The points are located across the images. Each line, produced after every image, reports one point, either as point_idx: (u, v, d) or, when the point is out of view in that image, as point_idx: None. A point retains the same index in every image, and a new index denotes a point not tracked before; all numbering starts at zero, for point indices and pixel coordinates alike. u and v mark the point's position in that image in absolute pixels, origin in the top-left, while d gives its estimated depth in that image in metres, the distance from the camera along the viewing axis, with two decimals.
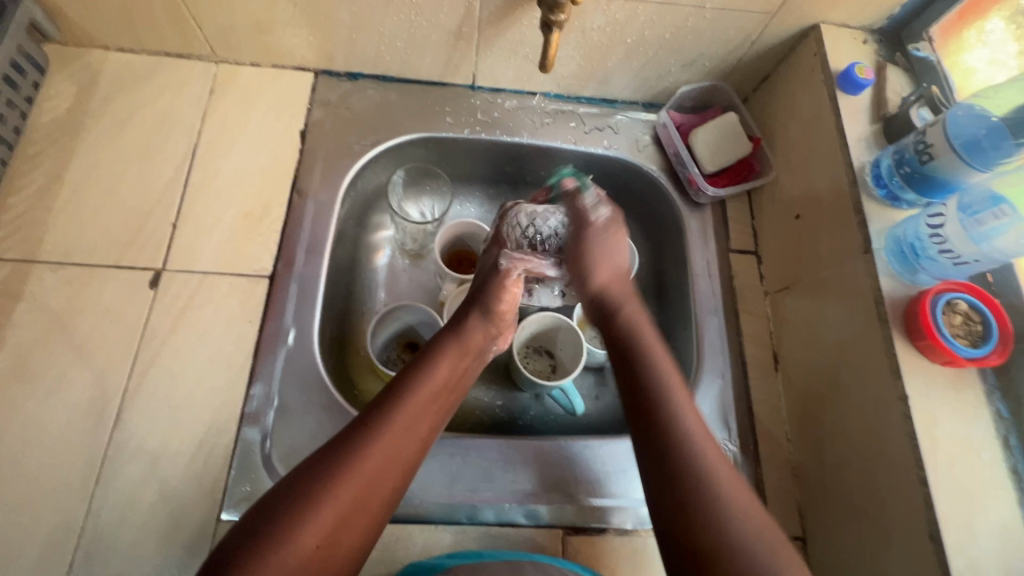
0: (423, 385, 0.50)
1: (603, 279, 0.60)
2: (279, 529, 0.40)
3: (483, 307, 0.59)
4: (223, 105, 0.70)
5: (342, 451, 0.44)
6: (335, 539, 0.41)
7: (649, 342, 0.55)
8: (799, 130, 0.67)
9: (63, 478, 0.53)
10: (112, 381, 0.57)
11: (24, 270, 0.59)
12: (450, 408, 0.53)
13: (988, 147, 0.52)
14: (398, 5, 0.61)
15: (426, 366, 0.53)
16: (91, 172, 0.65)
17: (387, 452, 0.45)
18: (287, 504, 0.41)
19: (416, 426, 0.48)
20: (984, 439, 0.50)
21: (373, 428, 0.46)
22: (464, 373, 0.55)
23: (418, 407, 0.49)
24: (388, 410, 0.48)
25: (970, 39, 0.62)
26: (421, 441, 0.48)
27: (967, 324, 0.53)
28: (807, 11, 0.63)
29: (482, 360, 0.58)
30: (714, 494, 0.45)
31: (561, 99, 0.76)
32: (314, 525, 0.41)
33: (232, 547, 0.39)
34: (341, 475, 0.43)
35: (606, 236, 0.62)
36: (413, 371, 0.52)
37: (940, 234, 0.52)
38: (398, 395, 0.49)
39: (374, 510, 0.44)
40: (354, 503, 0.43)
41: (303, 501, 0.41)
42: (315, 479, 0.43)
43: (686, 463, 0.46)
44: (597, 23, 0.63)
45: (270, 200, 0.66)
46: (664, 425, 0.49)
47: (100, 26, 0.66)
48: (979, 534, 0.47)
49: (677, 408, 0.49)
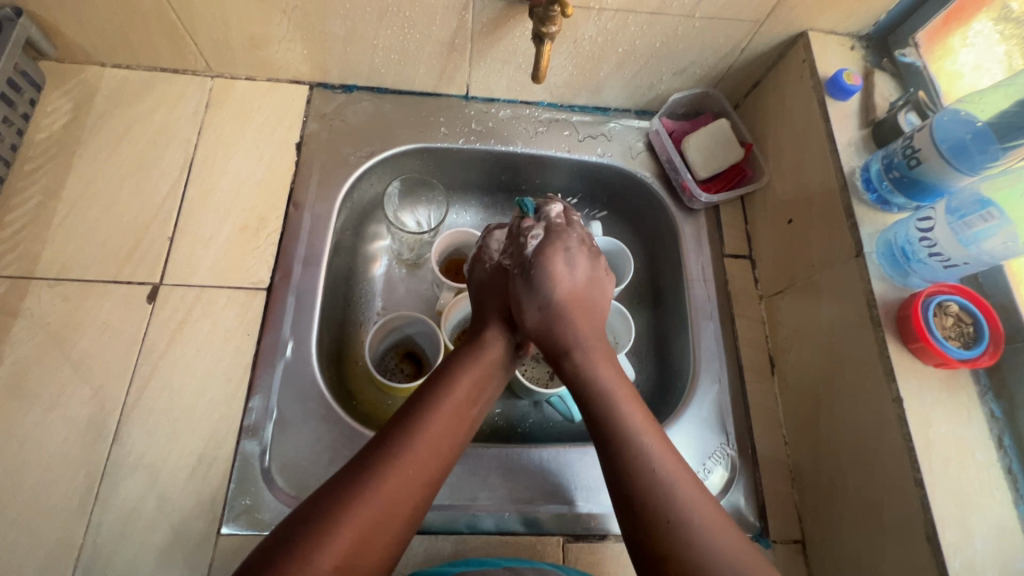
0: (449, 405, 0.51)
1: (534, 318, 0.57)
2: (306, 549, 0.39)
3: (505, 317, 0.60)
4: (218, 119, 0.70)
5: (370, 470, 0.45)
6: (360, 561, 0.41)
7: (600, 362, 0.55)
8: (790, 135, 0.68)
9: (63, 494, 0.53)
10: (111, 396, 0.57)
11: (21, 286, 0.60)
12: (474, 427, 0.53)
13: (975, 151, 0.53)
14: (391, 19, 0.62)
15: (447, 381, 0.53)
16: (88, 188, 0.65)
17: (412, 470, 0.46)
18: (314, 522, 0.41)
19: (443, 448, 0.49)
20: (977, 439, 0.51)
21: (402, 447, 0.46)
22: (489, 387, 0.55)
23: (443, 424, 0.50)
24: (410, 428, 0.48)
25: (955, 44, 0.63)
26: (446, 463, 0.49)
27: (959, 325, 0.53)
28: (795, 19, 0.64)
29: (507, 369, 0.58)
30: (689, 538, 0.42)
31: (554, 108, 0.77)
32: (341, 545, 0.40)
33: (253, 565, 0.39)
34: (369, 496, 0.43)
35: (532, 275, 0.58)
36: (434, 387, 0.52)
37: (930, 238, 0.52)
38: (425, 415, 0.49)
39: (398, 533, 0.44)
40: (380, 526, 0.43)
41: (330, 520, 0.41)
42: (342, 498, 0.43)
43: (660, 513, 0.43)
44: (588, 34, 0.64)
45: (267, 212, 0.67)
46: (631, 472, 0.46)
47: (96, 43, 0.66)
48: (974, 535, 0.47)
49: (642, 441, 0.48)
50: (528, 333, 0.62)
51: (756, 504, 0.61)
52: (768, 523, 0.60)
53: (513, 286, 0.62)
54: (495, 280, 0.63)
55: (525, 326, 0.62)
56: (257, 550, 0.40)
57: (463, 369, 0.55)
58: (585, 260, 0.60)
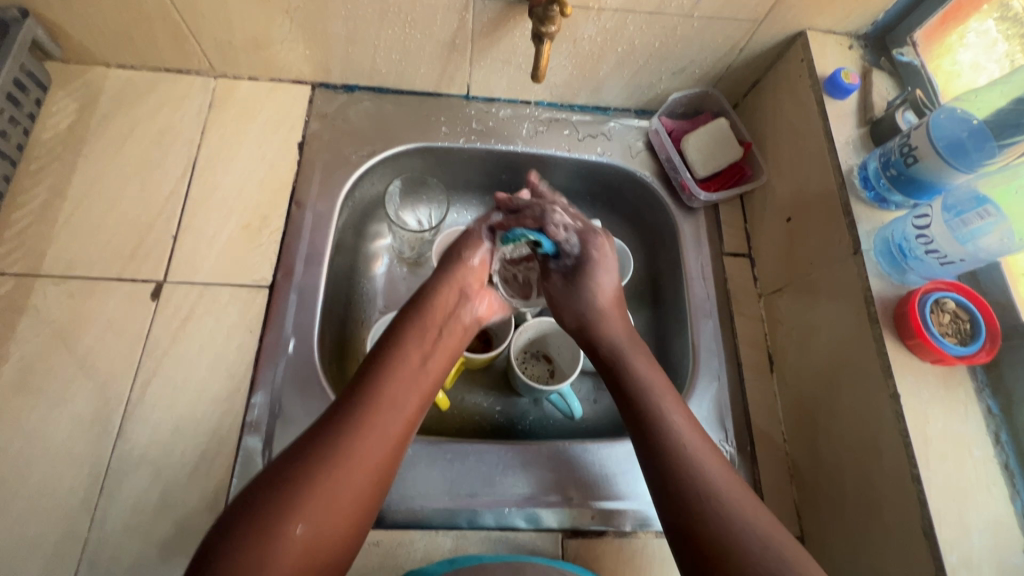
0: (403, 364, 0.52)
1: (573, 313, 0.63)
2: (272, 517, 0.40)
3: (450, 274, 0.62)
4: (222, 119, 0.71)
5: (327, 434, 0.45)
6: (327, 521, 0.42)
7: (630, 351, 0.58)
8: (788, 134, 0.69)
9: (68, 489, 0.53)
10: (115, 393, 0.57)
11: (27, 284, 0.60)
12: (436, 381, 0.55)
13: (972, 149, 0.53)
14: (392, 19, 0.63)
15: (397, 343, 0.54)
16: (93, 187, 0.66)
17: (370, 431, 0.47)
18: (276, 492, 0.41)
19: (401, 403, 0.50)
20: (975, 435, 0.51)
21: (358, 408, 0.47)
22: (440, 342, 0.57)
23: (397, 383, 0.50)
24: (366, 393, 0.49)
25: (954, 43, 0.64)
26: (406, 418, 0.49)
27: (955, 322, 0.53)
28: (793, 18, 0.65)
29: (457, 320, 0.60)
30: (700, 479, 0.46)
31: (554, 107, 0.77)
32: (305, 510, 0.41)
33: (223, 537, 0.39)
34: (328, 458, 0.44)
35: (573, 287, 0.64)
36: (385, 350, 0.53)
37: (927, 235, 0.53)
38: (379, 375, 0.51)
39: (365, 491, 0.45)
40: (342, 488, 0.43)
41: (292, 485, 0.42)
42: (303, 463, 0.43)
43: (674, 453, 0.48)
44: (588, 34, 0.65)
45: (270, 210, 0.68)
46: (656, 427, 0.50)
47: (101, 44, 0.67)
48: (971, 530, 0.47)
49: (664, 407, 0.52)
50: (479, 287, 0.65)
51: None
52: None
53: (470, 240, 0.65)
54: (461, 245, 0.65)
55: (477, 280, 0.64)
56: (223, 521, 0.41)
57: (415, 330, 0.56)
58: (610, 282, 0.63)
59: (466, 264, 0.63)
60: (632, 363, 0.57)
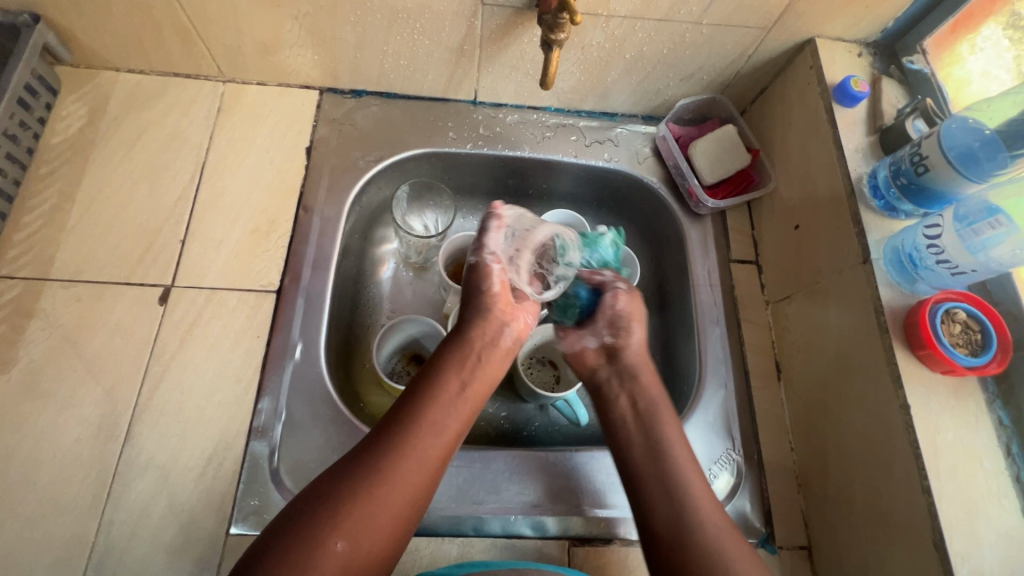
0: (442, 388, 0.52)
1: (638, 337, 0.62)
2: (310, 532, 0.41)
3: (483, 302, 0.59)
4: (230, 124, 0.71)
5: (368, 455, 0.46)
6: (364, 539, 0.42)
7: (647, 381, 0.60)
8: (797, 141, 0.68)
9: (76, 493, 0.53)
10: (123, 397, 0.58)
11: (36, 287, 0.61)
12: (476, 408, 0.54)
13: (983, 159, 0.52)
14: (401, 25, 0.63)
15: (438, 365, 0.54)
16: (102, 191, 0.66)
17: (414, 453, 0.47)
18: (313, 508, 0.43)
19: (443, 427, 0.50)
20: (985, 447, 0.51)
21: (399, 432, 0.48)
22: (480, 364, 0.56)
23: (438, 405, 0.51)
24: (408, 415, 0.49)
25: (963, 51, 0.64)
26: (447, 443, 0.50)
27: (966, 333, 0.53)
28: (802, 26, 0.65)
29: (497, 347, 0.58)
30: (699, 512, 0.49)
31: (561, 113, 0.77)
32: (342, 527, 0.42)
33: (259, 547, 0.41)
34: (368, 479, 0.44)
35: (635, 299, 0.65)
36: (426, 372, 0.54)
37: (938, 245, 0.52)
38: (421, 400, 0.51)
39: (404, 512, 0.45)
40: (382, 507, 0.44)
41: (333, 503, 0.43)
42: (344, 483, 0.44)
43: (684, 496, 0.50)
44: (596, 40, 0.65)
45: (277, 215, 0.68)
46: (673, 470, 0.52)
47: (111, 48, 0.67)
48: (982, 543, 0.47)
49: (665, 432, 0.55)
50: (515, 308, 0.61)
51: (762, 509, 0.61)
52: (774, 529, 0.60)
53: (481, 274, 0.60)
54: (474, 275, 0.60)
55: (507, 303, 0.60)
56: (259, 539, 0.42)
57: (453, 354, 0.56)
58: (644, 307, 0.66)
59: (491, 295, 0.59)
60: (647, 392, 0.59)
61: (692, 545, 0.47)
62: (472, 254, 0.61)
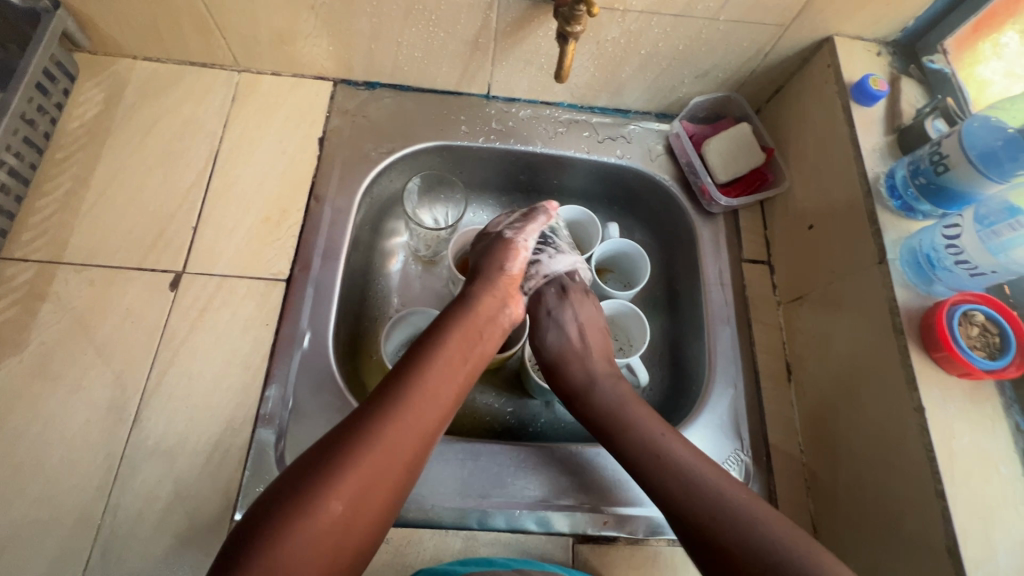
0: (443, 357, 0.52)
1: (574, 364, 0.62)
2: (312, 494, 0.41)
3: (490, 276, 0.60)
4: (245, 113, 0.72)
5: (368, 419, 0.46)
6: (363, 503, 0.43)
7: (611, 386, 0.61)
8: (812, 140, 0.68)
9: (83, 475, 0.54)
10: (131, 380, 0.58)
11: (49, 271, 0.61)
12: (469, 382, 0.54)
13: (1005, 159, 0.51)
14: (416, 17, 0.63)
15: (437, 334, 0.54)
16: (117, 176, 0.67)
17: (415, 421, 0.47)
18: (316, 473, 0.42)
19: (440, 397, 0.50)
20: (1001, 452, 0.50)
21: (398, 396, 0.48)
22: (480, 337, 0.56)
23: (437, 375, 0.50)
24: (408, 383, 0.49)
25: (985, 52, 0.62)
26: (443, 413, 0.50)
27: (984, 336, 0.52)
28: (820, 23, 0.64)
29: (496, 323, 0.58)
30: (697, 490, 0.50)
31: (574, 109, 0.77)
32: (343, 490, 0.42)
33: (261, 509, 0.41)
34: (370, 443, 0.44)
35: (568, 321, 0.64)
36: (425, 341, 0.54)
37: (957, 245, 0.52)
38: (421, 366, 0.51)
39: (399, 479, 0.45)
40: (381, 472, 0.44)
41: (332, 466, 0.43)
42: (342, 447, 0.44)
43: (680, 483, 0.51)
44: (612, 35, 0.64)
45: (289, 205, 0.68)
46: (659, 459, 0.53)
47: (129, 36, 0.68)
48: (998, 550, 0.46)
49: (654, 434, 0.55)
50: (516, 292, 0.62)
51: None
52: None
53: (506, 249, 0.62)
54: (497, 246, 0.63)
55: (511, 283, 0.62)
56: (259, 502, 0.42)
57: (452, 325, 0.55)
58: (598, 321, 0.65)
59: (505, 270, 0.61)
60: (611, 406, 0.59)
61: (722, 517, 0.48)
62: (508, 230, 0.64)
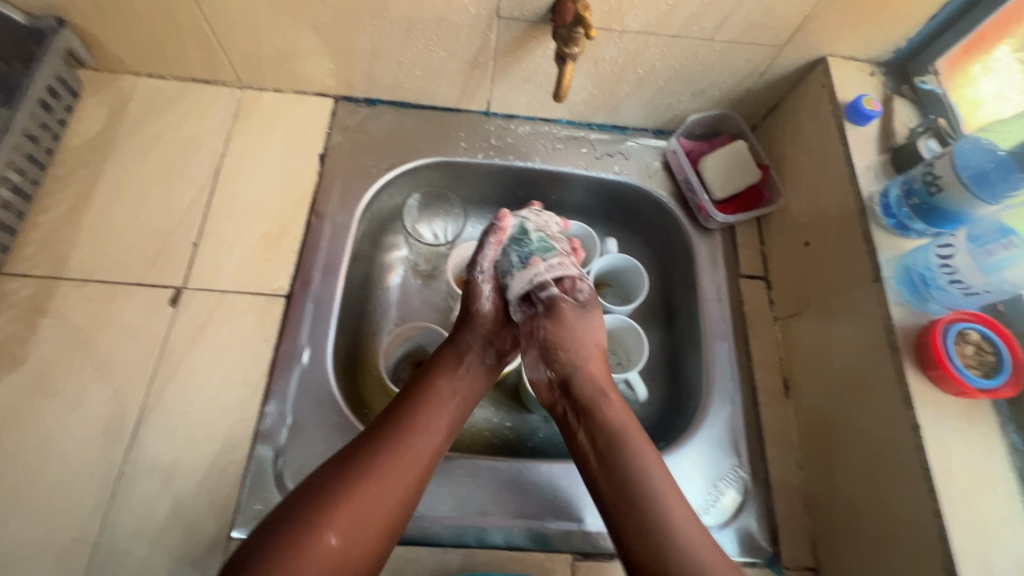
0: (435, 392, 0.53)
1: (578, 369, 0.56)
2: (307, 524, 0.42)
3: (470, 316, 0.61)
4: (246, 129, 0.72)
5: (362, 452, 0.47)
6: (359, 534, 0.43)
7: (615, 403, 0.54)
8: (808, 158, 0.69)
9: (80, 492, 0.53)
10: (130, 396, 0.58)
11: (50, 286, 0.61)
12: (465, 414, 0.55)
13: (997, 180, 0.52)
14: (417, 36, 0.64)
15: (428, 373, 0.56)
16: (119, 192, 0.67)
17: (409, 454, 0.48)
18: (310, 503, 0.43)
19: (433, 428, 0.51)
20: (998, 471, 0.50)
21: (391, 430, 0.49)
22: (470, 375, 0.57)
23: (429, 410, 0.52)
24: (401, 418, 0.50)
25: (976, 72, 0.62)
26: (438, 445, 0.50)
27: (979, 354, 0.52)
28: (814, 44, 0.65)
29: (485, 361, 0.59)
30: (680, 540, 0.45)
31: (573, 125, 0.78)
32: (338, 521, 0.42)
33: (255, 541, 0.41)
34: (364, 474, 0.45)
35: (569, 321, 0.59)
36: (417, 380, 0.55)
37: (950, 265, 0.52)
38: (412, 403, 0.52)
39: (396, 510, 0.45)
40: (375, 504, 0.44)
41: (327, 497, 0.43)
42: (337, 478, 0.45)
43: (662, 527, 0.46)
44: (610, 55, 0.65)
45: (289, 220, 0.68)
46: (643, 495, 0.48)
47: (133, 54, 0.68)
48: (995, 570, 0.46)
49: (643, 464, 0.49)
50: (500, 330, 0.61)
51: (768, 528, 0.60)
52: (780, 549, 0.60)
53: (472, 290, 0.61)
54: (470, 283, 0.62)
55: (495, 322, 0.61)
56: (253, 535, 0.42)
57: (442, 365, 0.56)
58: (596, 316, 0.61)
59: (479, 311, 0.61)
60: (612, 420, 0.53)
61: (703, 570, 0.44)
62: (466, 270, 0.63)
